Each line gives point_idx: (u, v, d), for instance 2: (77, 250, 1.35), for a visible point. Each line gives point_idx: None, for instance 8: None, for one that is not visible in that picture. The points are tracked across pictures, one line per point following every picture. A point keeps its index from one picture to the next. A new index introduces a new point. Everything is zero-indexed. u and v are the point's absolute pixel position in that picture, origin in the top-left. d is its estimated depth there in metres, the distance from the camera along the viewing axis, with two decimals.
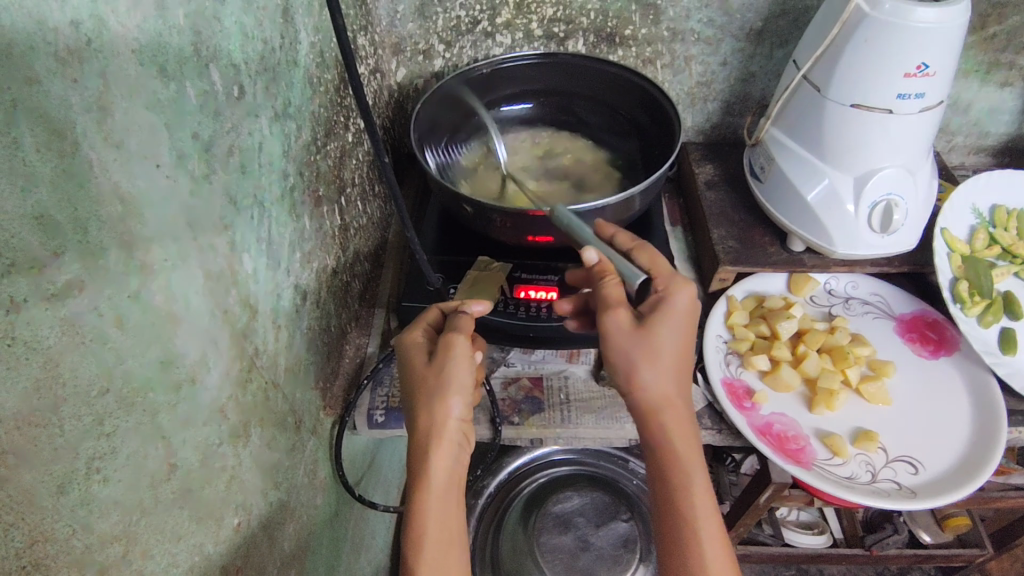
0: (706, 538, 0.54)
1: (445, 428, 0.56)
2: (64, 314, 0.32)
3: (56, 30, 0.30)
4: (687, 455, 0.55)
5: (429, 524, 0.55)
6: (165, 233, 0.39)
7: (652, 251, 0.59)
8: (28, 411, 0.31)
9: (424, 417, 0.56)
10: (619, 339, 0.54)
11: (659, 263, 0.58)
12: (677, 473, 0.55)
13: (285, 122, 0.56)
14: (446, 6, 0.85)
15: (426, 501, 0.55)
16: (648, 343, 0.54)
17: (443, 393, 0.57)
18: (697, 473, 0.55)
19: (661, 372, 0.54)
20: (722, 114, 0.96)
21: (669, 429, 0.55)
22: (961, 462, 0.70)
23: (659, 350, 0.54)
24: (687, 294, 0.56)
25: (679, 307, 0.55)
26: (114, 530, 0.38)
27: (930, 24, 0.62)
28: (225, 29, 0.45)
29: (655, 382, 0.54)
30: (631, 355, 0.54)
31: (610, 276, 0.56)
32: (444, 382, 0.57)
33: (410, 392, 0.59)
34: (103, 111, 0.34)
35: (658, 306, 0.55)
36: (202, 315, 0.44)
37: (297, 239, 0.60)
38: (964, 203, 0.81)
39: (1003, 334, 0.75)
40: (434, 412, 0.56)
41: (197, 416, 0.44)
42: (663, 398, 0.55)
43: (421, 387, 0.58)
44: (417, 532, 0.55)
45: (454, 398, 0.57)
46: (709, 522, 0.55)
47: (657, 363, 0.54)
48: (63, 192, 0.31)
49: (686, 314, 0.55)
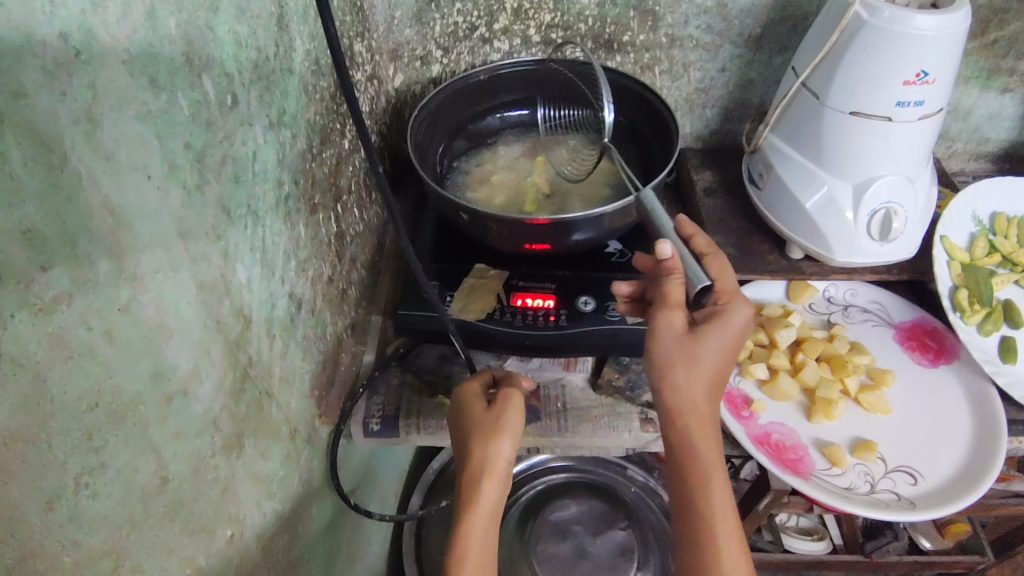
0: (727, 556, 0.55)
1: (495, 468, 0.56)
2: (52, 329, 0.32)
3: (44, 43, 0.30)
4: (711, 467, 0.56)
5: (473, 544, 0.54)
6: (156, 245, 0.39)
7: (721, 261, 0.59)
8: (15, 427, 0.31)
9: (475, 451, 0.56)
10: (667, 338, 0.55)
11: (726, 276, 0.58)
12: (698, 483, 0.55)
13: (280, 130, 0.55)
14: (444, 12, 0.85)
15: (471, 523, 0.55)
16: (691, 351, 0.54)
17: (495, 435, 0.57)
18: (717, 489, 0.55)
19: (694, 380, 0.55)
20: (721, 119, 0.95)
21: (696, 439, 0.56)
22: (962, 471, 0.70)
23: (701, 360, 0.54)
24: (744, 313, 0.55)
25: (737, 323, 0.55)
26: (103, 545, 0.37)
27: (930, 32, 0.61)
28: (217, 38, 0.45)
29: (686, 388, 0.55)
30: (674, 357, 0.54)
31: (675, 275, 0.55)
32: (494, 428, 0.57)
33: (463, 426, 0.60)
34: (92, 123, 0.33)
35: (713, 317, 0.55)
36: (193, 327, 0.43)
37: (292, 247, 0.59)
38: (964, 211, 0.80)
39: (1004, 342, 0.75)
40: (487, 448, 0.56)
41: (189, 427, 0.44)
42: (693, 408, 0.56)
43: (477, 426, 0.58)
44: (457, 555, 0.54)
45: (506, 442, 0.57)
46: (732, 547, 0.55)
47: (694, 371, 0.54)
48: (51, 207, 0.31)
49: (737, 333, 0.56)
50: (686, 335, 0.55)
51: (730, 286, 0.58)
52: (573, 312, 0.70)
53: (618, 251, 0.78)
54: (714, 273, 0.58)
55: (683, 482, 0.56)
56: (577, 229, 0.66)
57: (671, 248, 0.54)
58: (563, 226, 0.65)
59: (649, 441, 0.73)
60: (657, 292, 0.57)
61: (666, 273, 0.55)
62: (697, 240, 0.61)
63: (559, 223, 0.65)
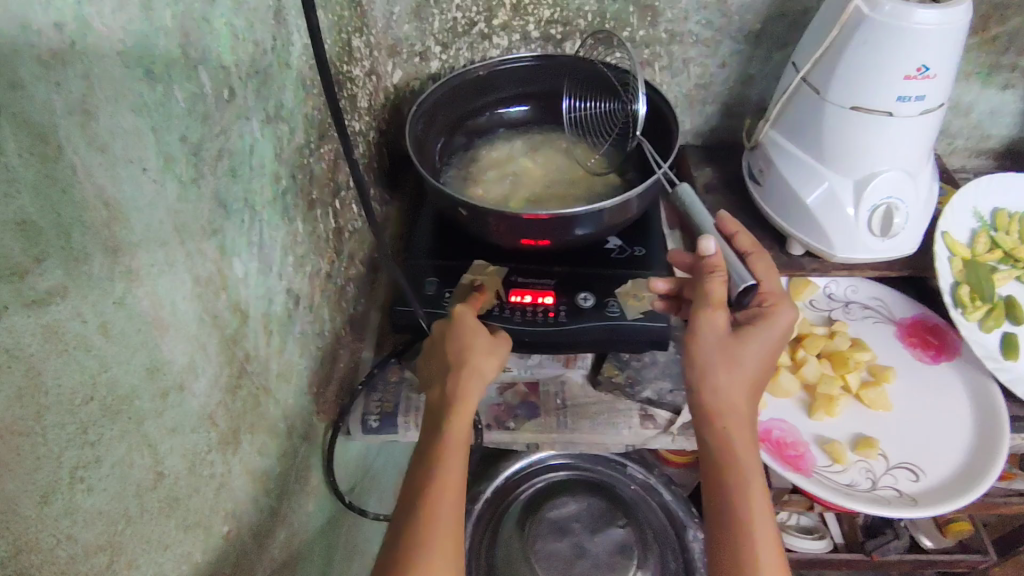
0: (762, 546, 0.52)
1: (481, 373, 0.60)
2: (46, 321, 0.31)
3: (39, 33, 0.30)
4: (747, 467, 0.55)
5: (449, 490, 0.53)
6: (152, 238, 0.38)
7: (767, 262, 0.64)
8: (10, 420, 0.30)
9: (474, 360, 0.60)
10: (710, 338, 0.57)
11: (770, 278, 0.63)
12: (736, 482, 0.54)
13: (277, 124, 0.55)
14: (442, 8, 0.84)
15: (451, 453, 0.55)
16: (734, 351, 0.57)
17: (492, 354, 0.62)
18: (755, 486, 0.54)
19: (735, 381, 0.57)
20: (721, 115, 0.95)
21: (733, 439, 0.56)
22: (969, 465, 0.69)
23: (743, 360, 0.57)
24: (789, 315, 0.59)
25: (783, 323, 0.59)
26: (99, 540, 0.37)
27: (931, 26, 0.61)
28: (214, 30, 0.45)
29: (727, 388, 0.56)
30: (715, 356, 0.57)
31: (718, 273, 0.58)
32: (495, 349, 0.62)
33: (453, 346, 0.61)
34: (87, 114, 0.33)
35: (757, 318, 0.59)
36: (190, 322, 0.43)
37: (289, 243, 0.59)
38: (964, 207, 0.80)
39: (1005, 338, 0.75)
40: (483, 361, 0.60)
41: (185, 422, 0.43)
42: (732, 409, 0.56)
43: (467, 342, 0.61)
44: (429, 515, 0.51)
45: (493, 362, 0.61)
46: (767, 542, 0.52)
47: (737, 372, 0.57)
48: (46, 197, 0.31)
49: (782, 333, 0.59)
50: (728, 335, 0.57)
51: (772, 287, 0.62)
52: (572, 308, 0.70)
53: (618, 247, 0.78)
54: (760, 272, 0.63)
55: (717, 477, 0.55)
56: (578, 224, 0.66)
57: (714, 245, 0.60)
58: (563, 221, 0.65)
59: (649, 437, 0.72)
60: (698, 291, 0.60)
61: (707, 271, 0.59)
62: (738, 240, 0.66)
63: (558, 219, 0.64)
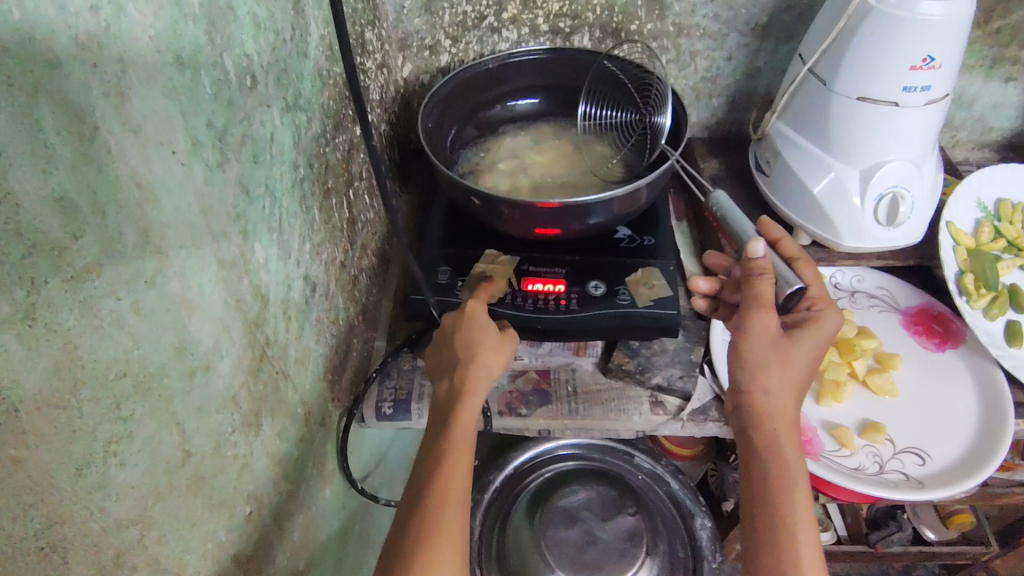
0: (802, 536, 0.54)
1: (479, 379, 0.59)
2: (82, 297, 0.32)
3: (77, 14, 0.30)
4: (794, 462, 0.56)
5: (451, 494, 0.53)
6: (180, 219, 0.39)
7: (814, 269, 0.65)
8: (47, 391, 0.31)
9: (485, 351, 0.61)
10: (761, 339, 0.57)
11: (816, 283, 0.63)
12: (779, 472, 0.56)
13: (296, 113, 0.56)
14: (453, 2, 0.85)
15: (460, 432, 0.56)
16: (786, 353, 0.58)
17: (493, 348, 0.62)
18: (800, 481, 0.56)
19: (786, 383, 0.58)
20: (727, 108, 0.96)
21: (784, 440, 0.57)
22: (975, 448, 0.70)
23: (794, 361, 0.58)
24: (836, 321, 0.60)
25: (828, 328, 0.60)
26: (130, 514, 0.38)
27: (936, 16, 0.62)
28: (238, 18, 0.45)
29: (778, 390, 0.58)
30: (770, 357, 0.57)
31: (767, 275, 0.58)
32: (503, 343, 0.63)
33: (464, 337, 0.62)
34: (121, 96, 0.34)
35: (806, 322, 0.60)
36: (215, 303, 0.44)
37: (307, 231, 0.60)
38: (969, 197, 0.81)
39: (1009, 326, 0.76)
40: (484, 358, 0.60)
41: (210, 403, 0.44)
42: (778, 407, 0.58)
43: (474, 337, 0.62)
44: (440, 491, 0.53)
45: (491, 355, 0.61)
46: (808, 534, 0.54)
47: (786, 371, 0.58)
48: (83, 175, 0.31)
49: (827, 338, 0.60)
50: (779, 336, 0.58)
51: (818, 291, 0.62)
52: (583, 296, 0.71)
53: (628, 237, 0.79)
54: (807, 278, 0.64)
55: (761, 468, 0.57)
56: (590, 213, 0.67)
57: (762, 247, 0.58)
58: (575, 209, 0.66)
59: (660, 424, 0.73)
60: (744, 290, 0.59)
61: (752, 272, 0.58)
62: (785, 245, 0.67)
63: (570, 207, 0.65)
